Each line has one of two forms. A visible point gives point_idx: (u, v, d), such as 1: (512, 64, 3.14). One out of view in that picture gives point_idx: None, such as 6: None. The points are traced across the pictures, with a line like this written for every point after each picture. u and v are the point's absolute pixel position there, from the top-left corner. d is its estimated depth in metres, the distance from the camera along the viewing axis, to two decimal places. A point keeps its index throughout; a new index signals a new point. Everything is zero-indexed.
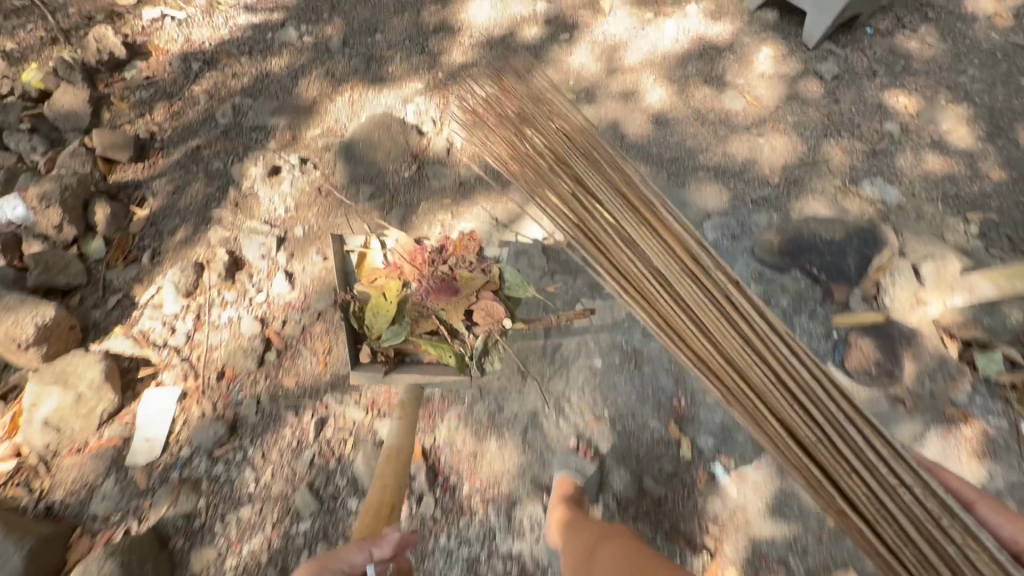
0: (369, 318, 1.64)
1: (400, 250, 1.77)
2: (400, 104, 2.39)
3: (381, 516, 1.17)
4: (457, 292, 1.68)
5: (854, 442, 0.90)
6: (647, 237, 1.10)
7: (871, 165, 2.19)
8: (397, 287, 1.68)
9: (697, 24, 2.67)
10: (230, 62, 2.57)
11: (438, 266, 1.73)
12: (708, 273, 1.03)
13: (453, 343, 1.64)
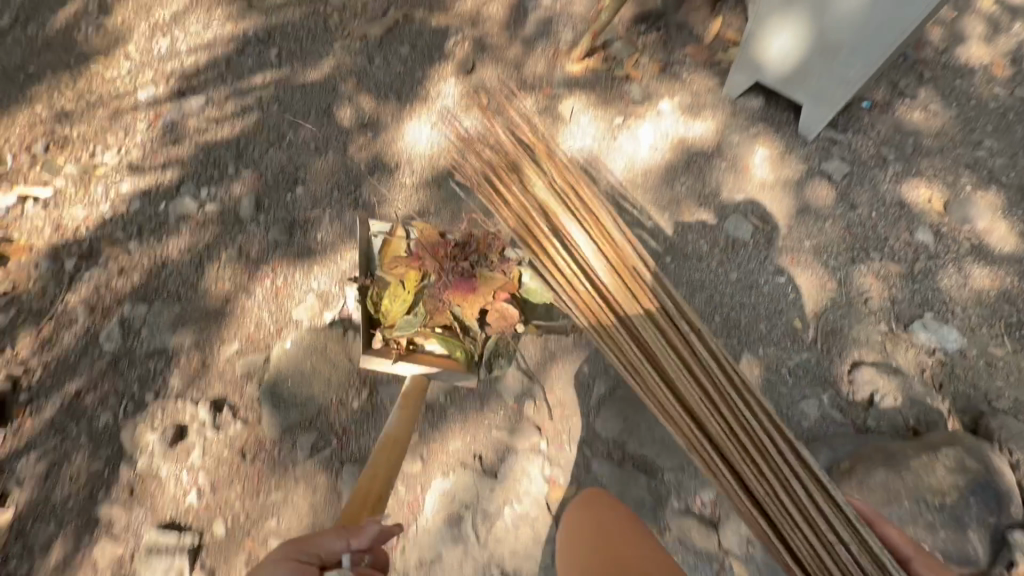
0: (389, 304, 1.73)
1: (422, 240, 1.78)
2: (338, 284, 1.93)
3: (366, 503, 1.28)
4: (475, 289, 1.74)
5: (797, 498, 1.05)
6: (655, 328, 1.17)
7: (915, 292, 1.83)
8: (417, 279, 1.75)
9: (674, 125, 2.30)
10: (114, 251, 2.04)
11: (461, 262, 1.75)
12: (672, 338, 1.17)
13: (463, 340, 1.74)
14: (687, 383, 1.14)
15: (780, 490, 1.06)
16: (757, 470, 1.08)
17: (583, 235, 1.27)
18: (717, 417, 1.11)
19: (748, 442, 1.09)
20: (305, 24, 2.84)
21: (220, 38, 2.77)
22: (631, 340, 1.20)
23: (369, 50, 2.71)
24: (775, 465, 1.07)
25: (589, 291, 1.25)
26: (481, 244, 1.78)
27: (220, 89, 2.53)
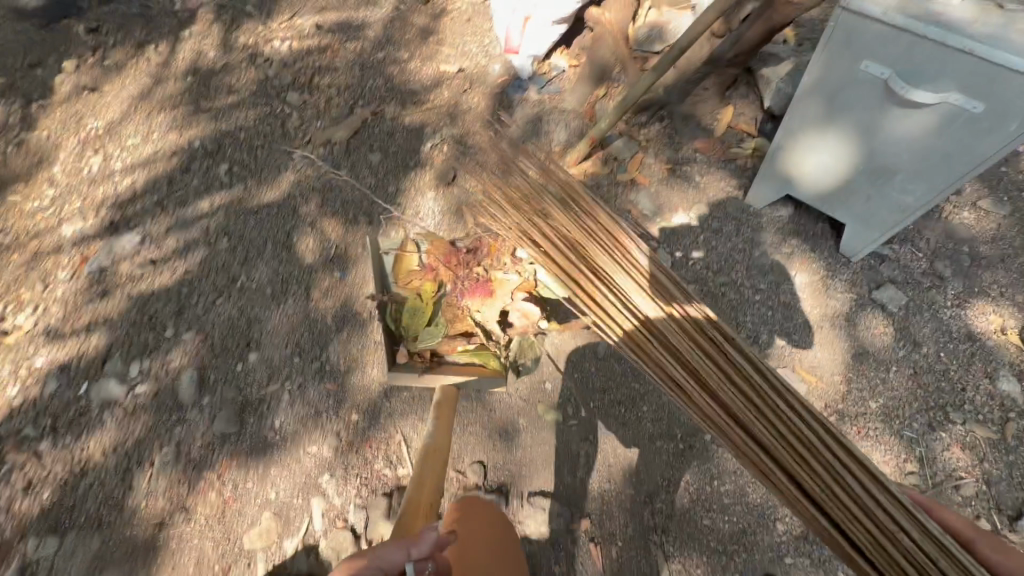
0: (407, 320, 1.69)
1: (433, 251, 1.76)
2: (301, 493, 1.57)
3: (418, 513, 1.32)
4: (492, 293, 1.75)
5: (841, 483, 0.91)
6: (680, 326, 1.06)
7: (1011, 466, 1.51)
8: (433, 289, 1.73)
9: (694, 245, 1.97)
10: (18, 456, 1.62)
11: (474, 268, 1.77)
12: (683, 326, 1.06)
13: (491, 347, 1.74)
14: (711, 376, 1.03)
15: (834, 489, 0.92)
16: (805, 465, 0.95)
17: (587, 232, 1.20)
18: (752, 413, 0.99)
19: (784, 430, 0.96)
20: (260, 129, 2.50)
21: (163, 152, 2.42)
22: (653, 340, 1.10)
23: (335, 159, 2.38)
24: (817, 451, 0.94)
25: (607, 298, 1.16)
26: (490, 247, 1.78)
27: (159, 221, 2.16)
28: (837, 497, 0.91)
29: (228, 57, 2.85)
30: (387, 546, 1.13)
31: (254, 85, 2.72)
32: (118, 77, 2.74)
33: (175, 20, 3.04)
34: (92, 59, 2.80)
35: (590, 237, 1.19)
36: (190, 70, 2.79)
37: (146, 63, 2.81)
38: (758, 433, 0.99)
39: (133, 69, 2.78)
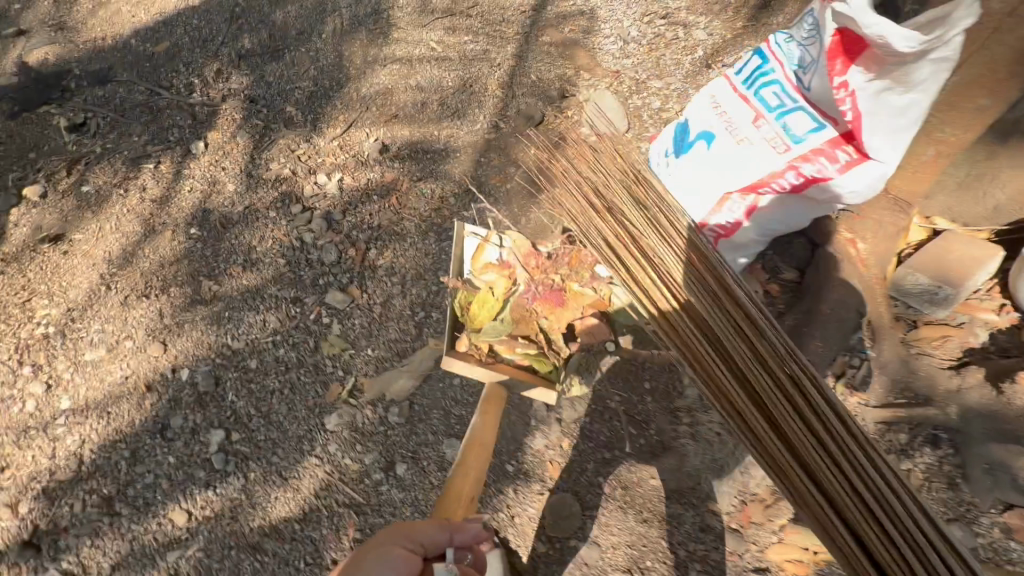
0: (473, 311, 1.56)
1: (515, 247, 1.59)
2: None
3: (457, 503, 1.22)
4: (563, 304, 1.56)
5: (895, 523, 0.85)
6: (737, 331, 1.01)
7: None
8: (506, 285, 1.56)
9: None
10: None
11: (550, 274, 1.56)
12: (725, 324, 1.03)
13: (550, 356, 1.55)
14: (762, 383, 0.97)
15: (894, 530, 0.84)
16: (862, 505, 0.87)
17: (635, 193, 1.16)
18: (803, 433, 0.93)
19: (830, 442, 0.91)
20: (279, 350, 1.63)
21: (132, 382, 1.58)
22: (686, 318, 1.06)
23: (389, 438, 1.51)
24: (877, 489, 0.87)
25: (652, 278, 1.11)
26: (574, 253, 1.57)
27: (104, 548, 1.37)
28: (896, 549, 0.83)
29: (252, 195, 1.98)
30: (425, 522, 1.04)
31: (281, 254, 1.84)
32: (96, 219, 1.92)
33: (188, 119, 2.19)
34: (67, 182, 1.98)
35: (646, 211, 1.15)
36: (198, 214, 1.94)
37: (138, 196, 1.97)
38: (811, 463, 0.91)
39: (120, 203, 1.95)
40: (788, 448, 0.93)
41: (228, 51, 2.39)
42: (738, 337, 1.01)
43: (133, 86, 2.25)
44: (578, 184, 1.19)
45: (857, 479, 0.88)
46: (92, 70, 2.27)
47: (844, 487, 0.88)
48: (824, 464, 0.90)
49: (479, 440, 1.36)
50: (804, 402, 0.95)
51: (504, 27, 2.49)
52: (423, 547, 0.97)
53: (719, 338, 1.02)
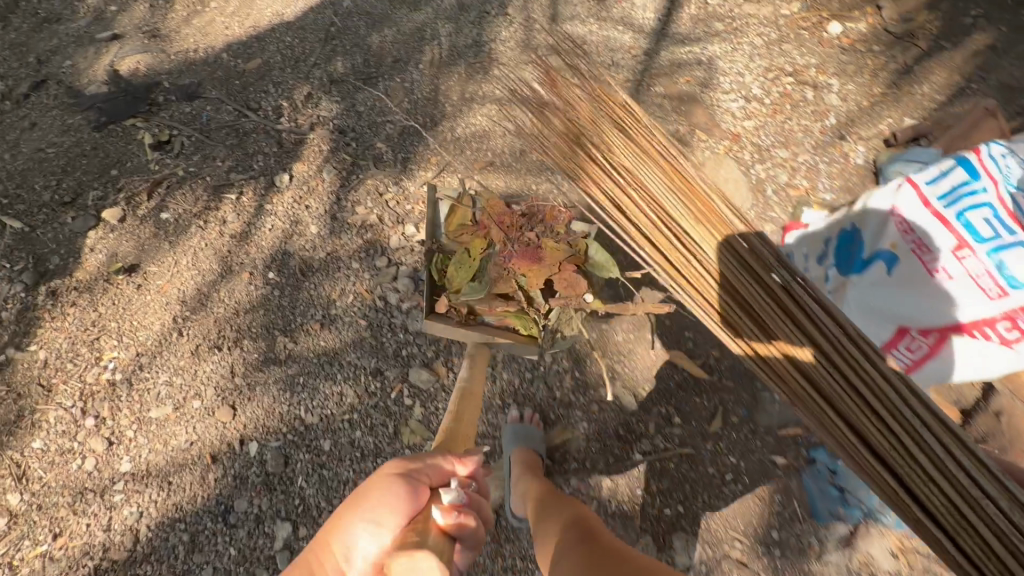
0: (450, 273, 1.65)
1: (488, 208, 1.67)
2: None
3: (456, 443, 1.26)
4: (540, 259, 1.62)
5: (905, 430, 0.87)
6: (726, 250, 1.01)
7: None
8: (481, 246, 1.64)
9: None
10: None
11: (525, 232, 1.64)
12: (716, 248, 1.02)
13: (531, 314, 1.66)
14: (762, 304, 0.98)
15: (909, 442, 0.86)
16: (875, 419, 0.89)
17: (614, 122, 1.17)
18: (829, 373, 0.92)
19: (838, 357, 0.92)
20: (355, 433, 1.51)
21: (196, 450, 1.46)
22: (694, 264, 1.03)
23: None
24: (891, 402, 0.88)
25: (657, 221, 1.07)
26: (548, 213, 1.68)
27: None
28: (912, 458, 0.85)
29: (336, 240, 1.84)
30: (430, 460, 1.15)
31: (363, 313, 1.69)
32: (173, 251, 1.80)
33: (274, 146, 2.07)
34: (147, 206, 1.88)
35: (634, 146, 1.13)
36: (277, 257, 1.81)
37: (218, 229, 1.85)
38: (818, 379, 0.93)
39: (198, 235, 1.84)
40: (795, 370, 0.94)
41: (320, 74, 2.27)
42: (730, 261, 1.01)
43: (221, 105, 2.14)
44: (561, 123, 1.22)
45: (868, 395, 0.89)
46: (181, 84, 2.17)
47: (857, 404, 0.89)
48: (831, 380, 0.92)
49: (469, 390, 1.47)
50: (806, 323, 0.95)
51: (613, 73, 2.30)
52: (427, 477, 1.07)
53: (711, 263, 1.02)
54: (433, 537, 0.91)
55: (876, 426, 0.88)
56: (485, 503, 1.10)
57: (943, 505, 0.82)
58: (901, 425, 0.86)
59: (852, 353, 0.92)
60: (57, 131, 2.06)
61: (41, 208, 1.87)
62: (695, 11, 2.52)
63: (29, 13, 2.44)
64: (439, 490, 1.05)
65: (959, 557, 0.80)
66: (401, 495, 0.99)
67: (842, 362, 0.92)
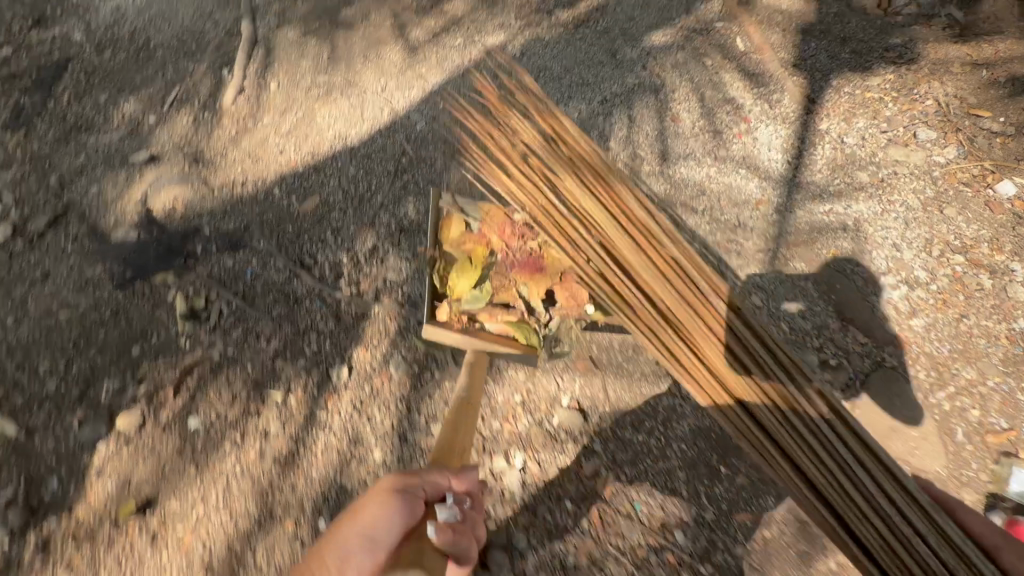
0: (452, 280, 1.59)
1: (488, 218, 1.62)
2: None
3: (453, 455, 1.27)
4: (542, 269, 1.57)
5: (832, 461, 0.93)
6: (663, 275, 1.03)
7: None
8: (484, 253, 1.59)
9: None
10: None
11: (527, 240, 1.58)
12: (653, 269, 1.04)
13: (530, 321, 1.60)
14: (708, 336, 0.99)
15: (839, 471, 0.92)
16: (816, 458, 0.93)
17: (550, 138, 1.17)
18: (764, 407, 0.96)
19: (766, 380, 0.97)
20: None
21: None
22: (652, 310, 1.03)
23: None
24: (822, 435, 0.93)
25: (613, 269, 1.06)
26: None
27: None
28: (842, 490, 0.91)
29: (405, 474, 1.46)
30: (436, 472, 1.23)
31: None
32: (199, 480, 1.43)
33: (330, 320, 1.69)
34: (171, 407, 1.51)
35: (571, 167, 1.13)
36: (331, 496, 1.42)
37: (257, 448, 1.48)
38: (761, 417, 0.96)
39: (232, 456, 1.46)
40: (742, 409, 0.96)
41: (388, 218, 1.90)
42: (668, 285, 1.03)
43: (269, 259, 1.77)
44: (507, 146, 1.17)
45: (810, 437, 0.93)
46: (225, 230, 1.81)
47: (798, 446, 0.93)
48: (772, 418, 0.96)
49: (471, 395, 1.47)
50: (752, 354, 0.99)
51: (741, 237, 1.91)
52: (423, 492, 1.12)
53: (650, 288, 1.03)
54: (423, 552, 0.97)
55: (817, 467, 0.92)
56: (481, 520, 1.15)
57: (875, 542, 0.88)
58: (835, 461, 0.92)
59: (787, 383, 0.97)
60: (73, 287, 1.70)
61: (42, 403, 1.50)
62: (832, 156, 2.12)
63: (58, 118, 2.13)
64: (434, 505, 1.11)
65: None
66: (401, 510, 1.07)
67: (792, 412, 0.95)
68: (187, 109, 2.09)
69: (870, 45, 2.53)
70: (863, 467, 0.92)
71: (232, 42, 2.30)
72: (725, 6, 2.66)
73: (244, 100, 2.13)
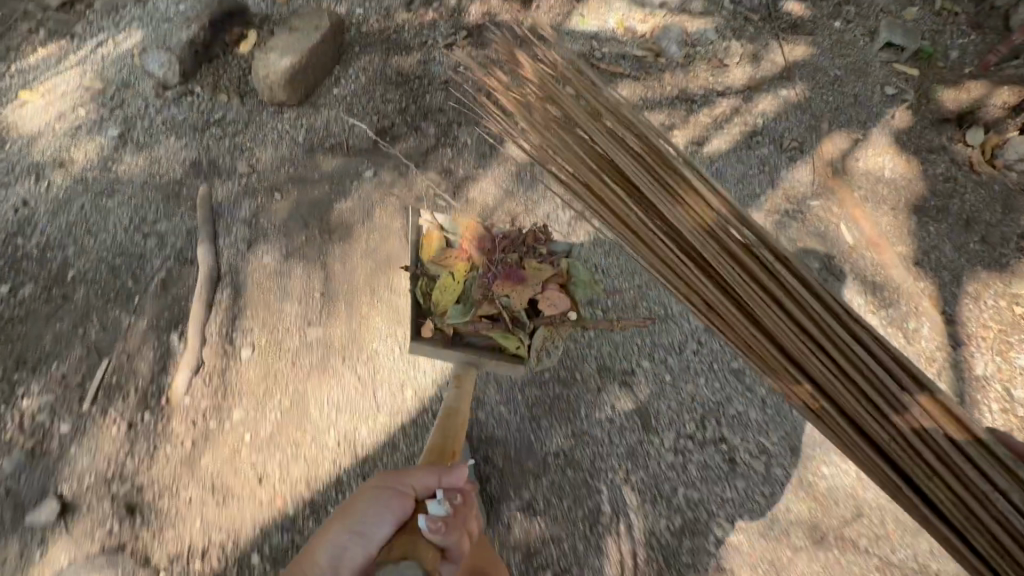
0: (436, 295, 1.53)
1: (465, 233, 1.56)
2: None
3: (444, 454, 1.39)
4: (524, 280, 1.46)
5: (880, 404, 0.95)
6: (700, 227, 1.06)
7: None
8: (466, 268, 1.53)
9: None
10: None
11: (506, 252, 1.50)
12: (685, 214, 1.08)
13: (518, 333, 1.46)
14: (743, 284, 1.03)
15: (891, 415, 0.94)
16: (866, 403, 0.95)
17: (579, 100, 1.23)
18: (792, 332, 1.00)
19: (808, 326, 0.99)
20: None
21: None
22: (676, 251, 1.08)
23: None
24: (869, 377, 0.95)
25: (643, 214, 1.12)
26: (530, 236, 1.54)
27: None
28: (895, 438, 0.93)
29: None
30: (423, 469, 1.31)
31: None
32: None
33: None
34: None
35: (606, 129, 1.19)
36: None
37: None
38: (812, 369, 0.99)
39: None
40: (784, 359, 1.01)
41: None
42: (700, 231, 1.07)
43: None
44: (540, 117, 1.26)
45: (855, 381, 0.95)
46: None
47: (844, 390, 0.96)
48: (818, 363, 0.98)
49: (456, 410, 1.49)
50: (790, 296, 1.01)
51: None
52: (414, 491, 1.23)
53: (686, 246, 1.08)
54: (418, 542, 1.08)
55: (862, 407, 0.95)
56: (474, 514, 1.25)
57: (931, 483, 0.91)
58: (883, 402, 0.94)
59: (834, 328, 0.98)
60: None
61: None
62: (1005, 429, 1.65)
63: None
64: (425, 502, 1.20)
65: (947, 529, 0.90)
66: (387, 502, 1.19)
67: (834, 351, 0.97)
68: (117, 406, 1.47)
69: (1004, 231, 2.01)
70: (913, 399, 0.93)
71: (184, 277, 1.65)
72: (816, 173, 2.14)
73: (203, 384, 1.52)
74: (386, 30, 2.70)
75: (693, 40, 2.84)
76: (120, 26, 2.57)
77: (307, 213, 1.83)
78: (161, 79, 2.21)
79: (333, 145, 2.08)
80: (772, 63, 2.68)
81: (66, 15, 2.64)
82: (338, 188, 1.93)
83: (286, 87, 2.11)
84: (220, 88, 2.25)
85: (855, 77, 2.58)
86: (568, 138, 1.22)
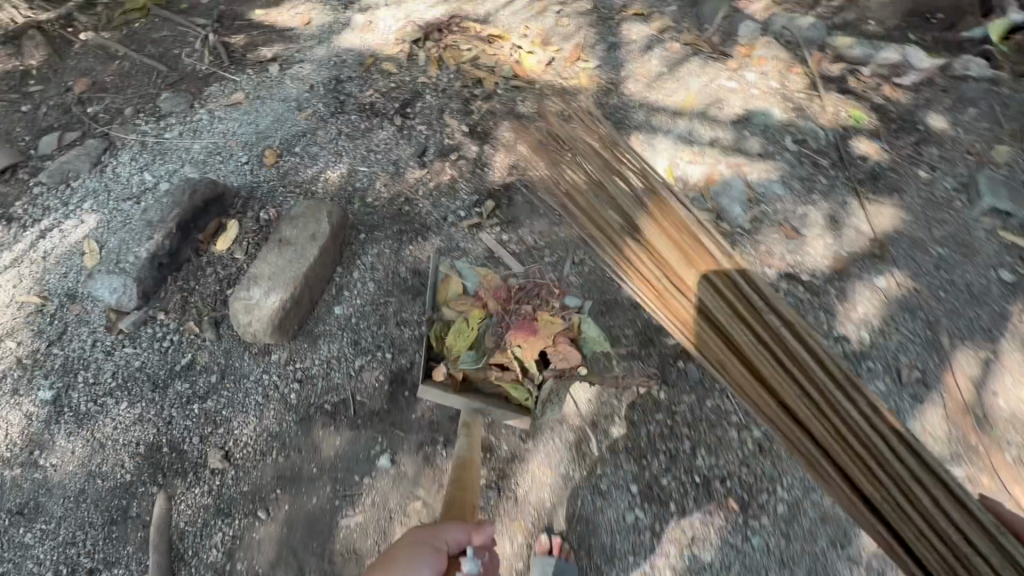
0: (450, 340, 1.64)
1: (485, 281, 1.74)
2: None
3: (464, 509, 1.30)
4: (536, 331, 1.61)
5: (882, 473, 1.12)
6: (730, 306, 1.29)
7: None
8: (479, 315, 1.66)
9: None
10: None
11: (524, 305, 1.67)
12: (714, 297, 1.31)
13: (527, 384, 1.61)
14: (760, 349, 1.25)
15: (897, 485, 1.11)
16: (871, 474, 1.13)
17: (640, 186, 1.45)
18: (822, 418, 1.18)
19: (829, 405, 1.18)
20: None
21: None
22: (729, 349, 1.29)
23: None
24: (880, 451, 1.13)
25: (676, 289, 1.36)
26: (544, 290, 1.74)
27: None
28: (919, 523, 1.08)
29: None
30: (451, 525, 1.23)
31: None
32: None
33: None
34: None
35: (636, 198, 1.44)
36: None
37: None
38: (817, 444, 1.18)
39: None
40: (800, 430, 1.20)
41: None
42: (733, 312, 1.28)
43: None
44: (568, 169, 1.58)
45: (868, 451, 1.14)
46: None
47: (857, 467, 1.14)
48: (843, 451, 1.16)
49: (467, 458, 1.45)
50: (794, 356, 1.22)
51: None
52: (448, 547, 1.15)
53: (722, 322, 1.29)
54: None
55: (876, 484, 1.12)
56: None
57: (941, 562, 1.05)
58: (889, 478, 1.11)
59: (844, 403, 1.17)
60: None
61: None
62: None
63: None
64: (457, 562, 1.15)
65: None
66: (425, 562, 1.08)
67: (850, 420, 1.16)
68: None
69: None
70: (933, 491, 1.08)
71: None
72: (954, 422, 1.75)
73: None
74: (396, 197, 2.25)
75: (756, 196, 2.43)
76: (71, 203, 2.11)
77: (303, 546, 1.45)
78: (116, 305, 1.74)
79: (334, 404, 1.62)
80: (856, 233, 2.26)
81: (7, 187, 2.18)
82: (342, 490, 1.51)
83: (273, 331, 1.64)
84: (191, 310, 1.78)
85: (962, 256, 2.15)
86: (616, 215, 1.46)
